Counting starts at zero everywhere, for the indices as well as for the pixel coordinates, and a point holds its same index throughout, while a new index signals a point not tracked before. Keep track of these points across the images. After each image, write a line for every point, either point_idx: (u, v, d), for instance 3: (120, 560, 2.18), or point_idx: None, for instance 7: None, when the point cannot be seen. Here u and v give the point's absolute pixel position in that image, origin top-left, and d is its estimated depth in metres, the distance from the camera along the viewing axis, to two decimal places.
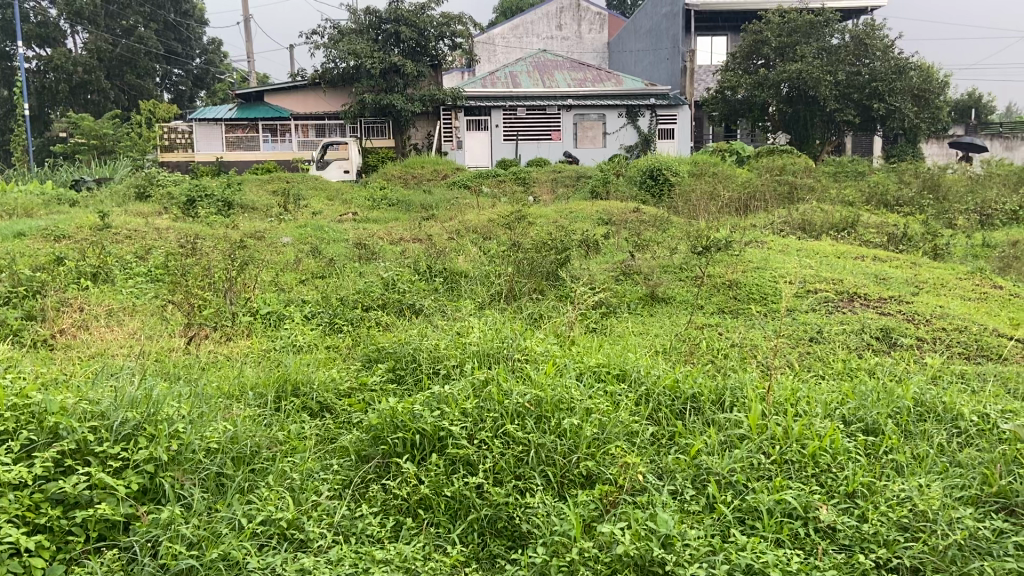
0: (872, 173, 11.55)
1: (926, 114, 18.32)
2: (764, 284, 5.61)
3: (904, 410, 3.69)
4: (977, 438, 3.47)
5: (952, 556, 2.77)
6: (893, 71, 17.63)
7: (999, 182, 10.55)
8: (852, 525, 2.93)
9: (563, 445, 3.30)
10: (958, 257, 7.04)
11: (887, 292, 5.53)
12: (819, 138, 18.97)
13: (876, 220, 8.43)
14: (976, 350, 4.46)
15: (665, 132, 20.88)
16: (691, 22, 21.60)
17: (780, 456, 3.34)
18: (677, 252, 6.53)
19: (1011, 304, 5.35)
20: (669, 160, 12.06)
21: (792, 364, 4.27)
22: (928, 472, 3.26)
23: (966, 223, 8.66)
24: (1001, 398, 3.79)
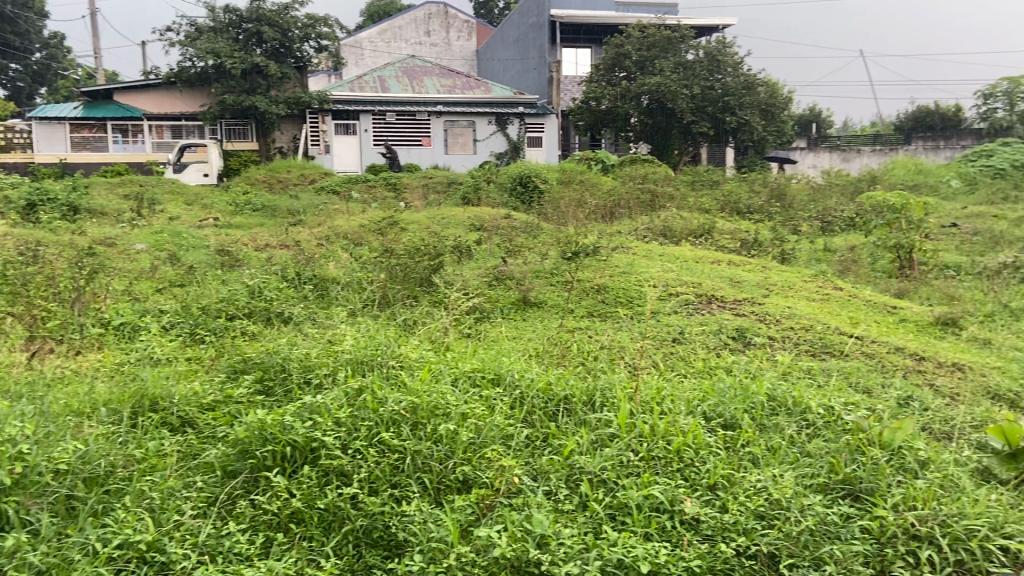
0: (726, 182, 12.23)
1: (772, 128, 19.62)
2: (630, 288, 5.82)
3: (759, 405, 3.93)
4: (824, 429, 3.74)
5: (805, 542, 2.99)
6: (743, 86, 18.82)
7: (837, 191, 11.44)
8: (714, 515, 3.09)
9: (439, 451, 3.29)
10: (803, 260, 7.59)
11: (741, 294, 5.89)
12: (677, 148, 19.78)
13: (730, 226, 8.92)
14: (820, 347, 4.81)
15: (533, 140, 21.32)
16: (557, 34, 22.17)
17: (648, 452, 3.48)
18: (547, 258, 6.63)
19: (851, 304, 5.82)
20: (539, 167, 12.29)
21: (657, 364, 4.45)
22: (781, 463, 3.49)
23: (809, 230, 9.33)
24: (844, 392, 4.11)
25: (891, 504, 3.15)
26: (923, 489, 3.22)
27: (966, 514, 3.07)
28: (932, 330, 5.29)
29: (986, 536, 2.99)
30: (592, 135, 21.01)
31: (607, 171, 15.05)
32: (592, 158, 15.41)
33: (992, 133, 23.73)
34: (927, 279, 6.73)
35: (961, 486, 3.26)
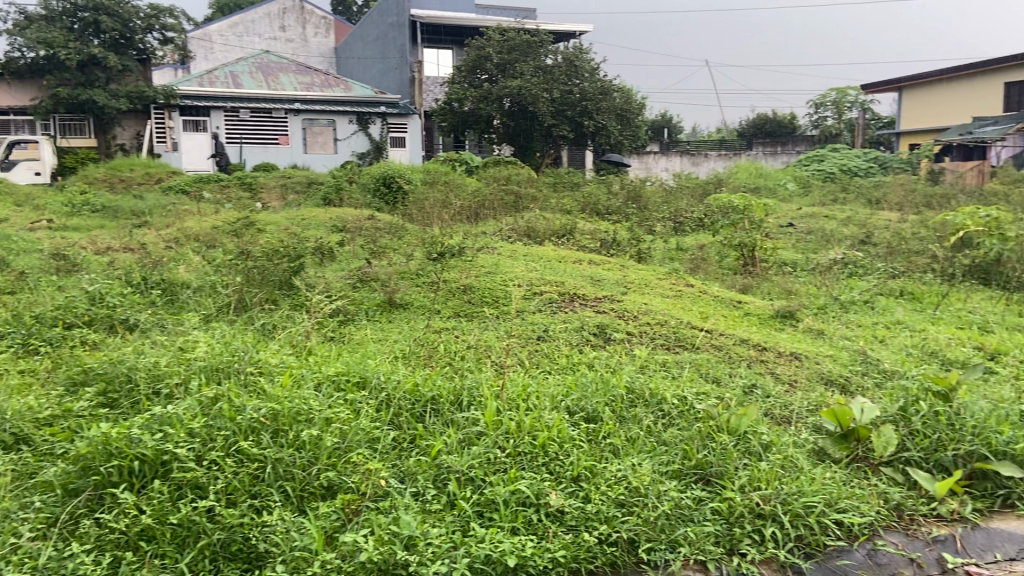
0: (586, 184, 12.61)
1: (627, 132, 20.42)
2: (496, 288, 5.89)
3: (619, 398, 4.09)
4: (678, 418, 3.94)
5: (661, 526, 3.16)
6: (599, 92, 19.50)
7: (688, 194, 12.05)
8: (577, 506, 3.19)
9: (302, 458, 3.21)
10: (658, 259, 7.97)
11: (601, 292, 6.09)
12: (539, 150, 20.14)
13: (590, 227, 9.17)
14: (674, 341, 5.06)
15: (396, 140, 21.16)
16: (417, 34, 22.06)
17: (514, 448, 3.54)
18: (411, 259, 6.58)
19: (701, 300, 6.16)
20: (401, 168, 12.20)
21: (523, 362, 4.53)
22: (639, 452, 3.65)
23: (663, 230, 9.78)
24: (695, 382, 4.36)
25: (739, 486, 3.37)
26: (766, 470, 3.46)
27: (804, 492, 3.33)
28: (773, 322, 5.69)
29: (822, 511, 3.26)
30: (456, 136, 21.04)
31: (470, 172, 15.15)
32: (455, 159, 15.46)
33: (823, 141, 26.15)
34: (768, 275, 7.21)
35: (800, 466, 3.53)
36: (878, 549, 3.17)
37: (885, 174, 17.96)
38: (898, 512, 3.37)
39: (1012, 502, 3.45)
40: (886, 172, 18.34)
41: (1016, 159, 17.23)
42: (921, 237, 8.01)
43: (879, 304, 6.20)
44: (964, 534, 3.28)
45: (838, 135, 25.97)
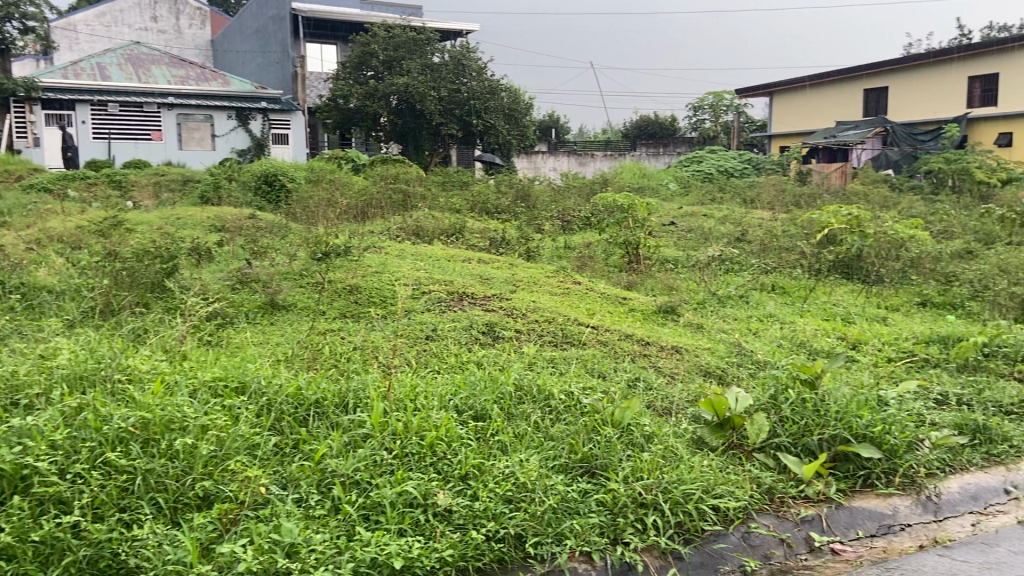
0: (474, 183, 12.63)
1: (516, 131, 20.63)
2: (383, 288, 5.81)
3: (508, 395, 4.12)
4: (565, 413, 4.01)
5: (548, 519, 3.20)
6: (487, 91, 19.58)
7: (575, 193, 12.25)
8: (465, 504, 3.19)
9: (176, 468, 3.06)
10: (546, 257, 8.07)
11: (489, 291, 6.10)
12: (427, 149, 20.00)
13: (479, 226, 9.18)
14: (561, 338, 5.13)
15: (278, 137, 20.65)
16: (299, 28, 21.54)
17: (401, 449, 3.50)
18: (295, 259, 6.40)
19: (588, 297, 6.28)
20: (284, 165, 11.84)
21: (410, 362, 4.47)
22: (527, 448, 3.68)
23: (551, 229, 9.93)
24: (582, 377, 4.44)
25: (622, 477, 3.45)
26: (648, 461, 3.56)
27: (683, 480, 3.45)
28: (656, 317, 5.88)
29: (700, 497, 3.39)
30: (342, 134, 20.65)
31: (357, 171, 14.88)
32: (342, 157, 15.17)
33: (701, 143, 27.20)
34: (651, 272, 7.44)
35: (679, 455, 3.65)
36: (752, 531, 3.32)
37: (758, 175, 18.92)
38: (770, 495, 3.54)
39: (871, 481, 3.69)
40: (760, 173, 19.32)
41: (873, 162, 18.58)
42: (791, 235, 8.46)
43: (753, 299, 6.50)
44: (829, 513, 3.49)
45: (715, 138, 27.07)
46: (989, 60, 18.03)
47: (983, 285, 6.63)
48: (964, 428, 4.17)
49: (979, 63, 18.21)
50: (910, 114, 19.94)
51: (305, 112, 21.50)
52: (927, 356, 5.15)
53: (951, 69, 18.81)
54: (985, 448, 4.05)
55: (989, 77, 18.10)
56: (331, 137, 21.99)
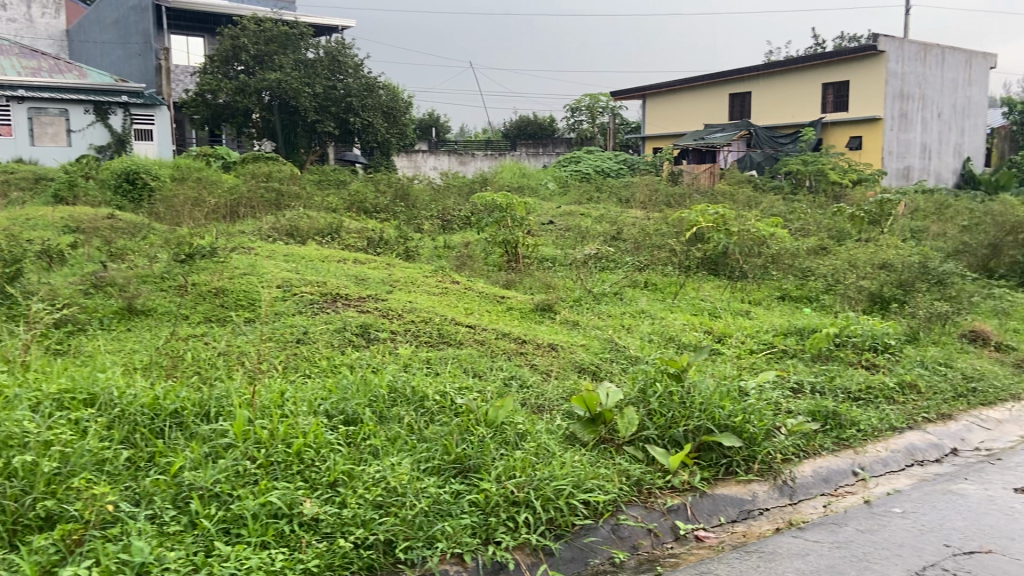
0: (352, 182, 12.39)
1: (394, 130, 20.42)
2: (252, 290, 5.60)
3: (381, 397, 4.04)
4: (439, 414, 3.96)
5: (419, 523, 3.14)
6: (364, 88, 19.29)
7: (454, 192, 12.22)
8: (333, 512, 3.10)
9: (13, 488, 2.83)
10: (426, 257, 8.02)
11: (366, 292, 5.99)
12: (303, 147, 19.50)
13: (357, 225, 9.02)
14: (437, 338, 5.09)
15: (142, 132, 19.55)
16: (163, 18, 20.66)
17: (266, 458, 3.36)
18: (156, 260, 6.08)
19: (466, 297, 6.27)
20: (147, 162, 11.26)
21: (278, 367, 4.31)
22: (399, 451, 3.61)
23: (431, 228, 9.89)
24: (457, 377, 4.41)
25: (495, 476, 3.43)
26: (520, 459, 3.56)
27: (555, 476, 3.47)
28: (533, 315, 5.93)
29: (570, 493, 3.42)
30: (211, 131, 19.82)
31: (228, 169, 14.33)
32: (211, 155, 14.60)
33: (580, 143, 27.61)
34: (529, 270, 7.52)
35: (551, 452, 3.68)
36: (621, 523, 3.39)
37: (632, 175, 19.51)
38: (639, 487, 3.63)
39: (733, 468, 3.85)
40: (634, 172, 19.95)
41: (738, 162, 19.55)
42: (662, 233, 8.74)
43: (626, 295, 6.68)
44: (694, 502, 3.61)
45: (592, 138, 27.57)
46: (840, 68, 19.22)
47: (835, 279, 7.07)
48: (817, 415, 4.42)
49: (832, 71, 19.38)
50: (773, 118, 21.00)
51: (171, 106, 20.55)
52: (785, 347, 5.44)
53: (808, 76, 19.93)
54: (836, 433, 4.31)
55: (841, 84, 19.29)
56: (200, 133, 21.11)
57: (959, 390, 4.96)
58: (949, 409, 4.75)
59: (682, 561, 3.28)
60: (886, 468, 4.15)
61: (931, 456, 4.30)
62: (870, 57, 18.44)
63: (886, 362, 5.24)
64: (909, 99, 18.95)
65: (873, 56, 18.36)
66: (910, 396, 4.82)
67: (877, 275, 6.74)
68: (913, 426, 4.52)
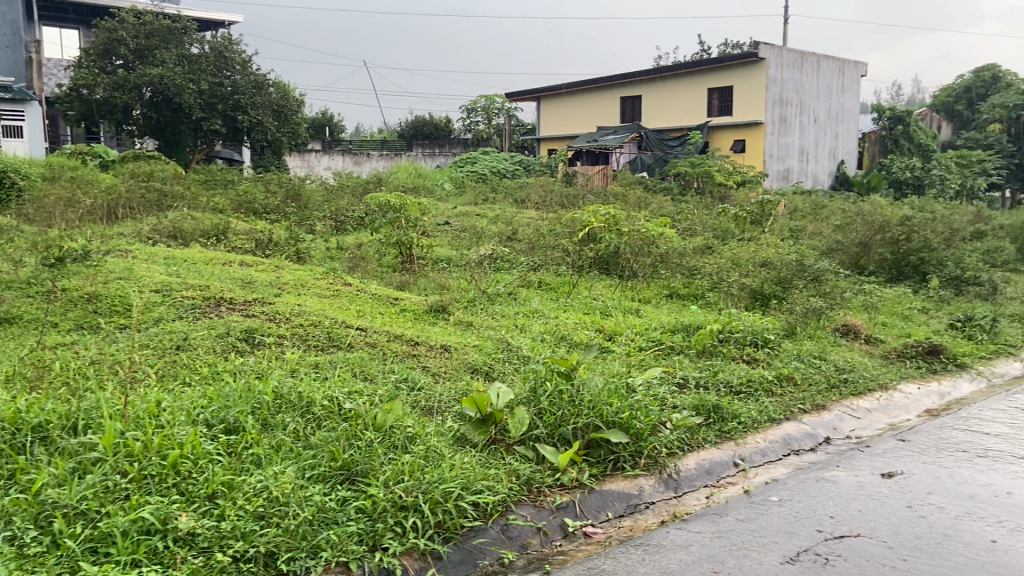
0: (240, 182, 12.01)
1: (286, 129, 19.78)
2: (128, 295, 5.33)
3: (266, 404, 3.90)
4: (326, 420, 3.86)
5: (303, 533, 3.03)
6: (253, 86, 18.77)
7: (348, 193, 12.01)
8: (211, 526, 2.96)
9: None
10: (317, 259, 7.85)
11: (251, 295, 5.80)
12: (189, 146, 18.84)
13: (244, 227, 8.75)
14: (327, 341, 4.98)
15: (9, 129, 18.31)
16: (32, 9, 19.80)
17: (139, 472, 3.18)
18: (21, 265, 5.71)
19: (358, 298, 6.17)
20: (15, 161, 10.58)
21: (154, 376, 4.11)
22: (283, 459, 3.49)
23: (323, 229, 9.72)
24: (346, 381, 4.32)
25: (382, 481, 3.35)
26: (409, 463, 3.50)
27: (444, 478, 3.44)
28: (426, 317, 5.88)
29: (459, 495, 3.40)
30: (88, 127, 18.80)
31: (105, 168, 13.61)
32: (87, 153, 13.89)
33: (476, 144, 27.84)
34: (423, 271, 7.47)
35: (441, 454, 3.64)
36: (510, 523, 3.39)
37: (529, 176, 19.70)
38: (528, 486, 3.64)
39: (621, 464, 3.92)
40: (530, 173, 20.19)
41: (630, 165, 19.87)
42: (556, 233, 8.86)
43: (520, 295, 6.72)
44: (583, 499, 3.65)
45: (488, 140, 27.79)
46: (724, 75, 19.99)
47: (719, 278, 7.34)
48: (701, 409, 4.57)
49: (717, 77, 20.16)
50: (663, 122, 21.64)
51: (42, 102, 19.39)
52: (673, 344, 5.59)
53: (695, 81, 20.65)
54: (719, 426, 4.46)
55: (725, 90, 20.09)
56: (76, 131, 20.00)
57: (832, 381, 5.23)
58: (823, 400, 4.99)
59: (570, 558, 3.30)
60: (766, 458, 4.33)
61: (806, 446, 4.51)
62: (752, 63, 19.28)
63: (765, 356, 5.47)
64: (788, 105, 19.91)
65: (754, 63, 19.19)
66: (787, 388, 5.05)
67: (758, 273, 7.04)
68: (790, 417, 4.73)
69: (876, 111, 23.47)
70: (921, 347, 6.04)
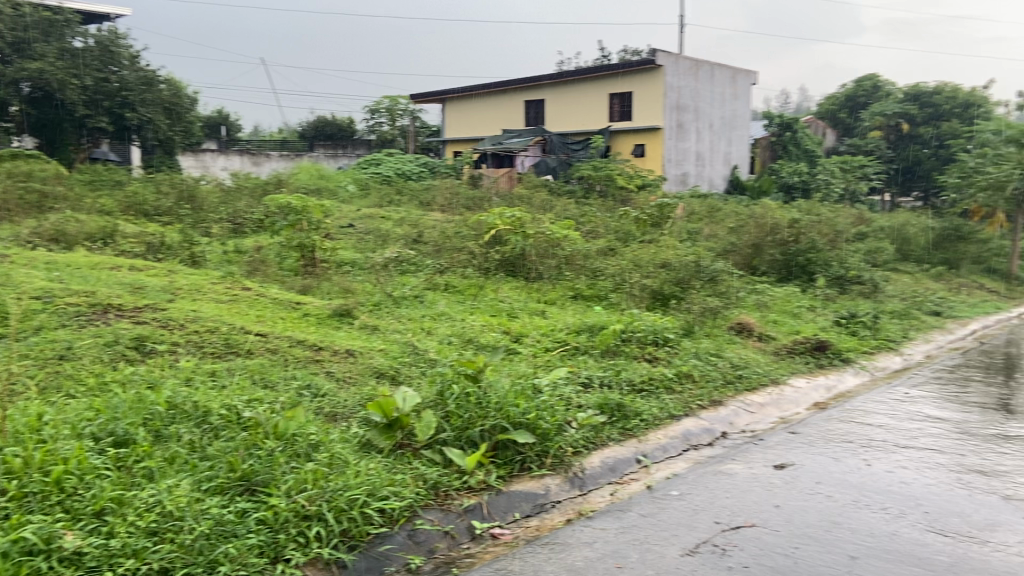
0: (129, 182, 11.47)
1: (178, 127, 19.34)
2: (7, 303, 5.00)
3: (158, 415, 3.74)
4: (224, 429, 3.72)
5: (200, 547, 2.90)
6: (143, 82, 18.00)
7: (246, 194, 11.66)
8: (100, 543, 2.80)
9: None
10: (213, 262, 7.58)
11: (143, 301, 5.54)
12: (72, 144, 17.83)
13: (134, 229, 8.36)
14: (224, 348, 4.81)
15: None
16: None
17: (19, 490, 2.98)
18: None
19: (257, 303, 5.98)
20: None
21: (35, 389, 3.86)
22: (178, 472, 3.34)
23: (219, 232, 9.44)
24: (245, 390, 4.18)
25: (284, 491, 3.25)
26: (312, 471, 3.41)
27: (348, 486, 3.37)
28: (329, 321, 5.77)
29: (365, 502, 3.34)
30: None
31: None
32: None
33: (379, 146, 27.60)
34: (325, 274, 7.34)
35: (345, 461, 3.57)
36: (417, 528, 3.36)
37: (434, 178, 19.61)
38: (435, 490, 3.62)
39: (527, 464, 3.96)
40: (435, 176, 20.12)
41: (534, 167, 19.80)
42: (462, 235, 8.85)
43: (425, 298, 6.68)
44: (489, 500, 3.66)
45: (392, 142, 27.57)
46: (624, 81, 20.48)
47: (621, 279, 7.51)
48: (605, 407, 4.66)
49: (618, 83, 20.62)
50: (566, 126, 21.99)
51: None
52: (577, 344, 5.68)
53: (597, 86, 21.07)
54: (622, 424, 4.56)
55: (625, 95, 20.56)
56: None
57: (729, 378, 5.44)
58: (720, 396, 5.18)
59: (478, 560, 3.30)
60: (667, 454, 4.45)
61: (705, 441, 4.67)
62: (651, 70, 19.82)
63: (666, 355, 5.63)
64: (684, 111, 20.60)
65: (651, 70, 19.75)
66: (687, 385, 5.21)
67: (659, 273, 7.25)
68: (689, 413, 4.89)
69: (767, 118, 24.55)
70: (810, 344, 6.36)
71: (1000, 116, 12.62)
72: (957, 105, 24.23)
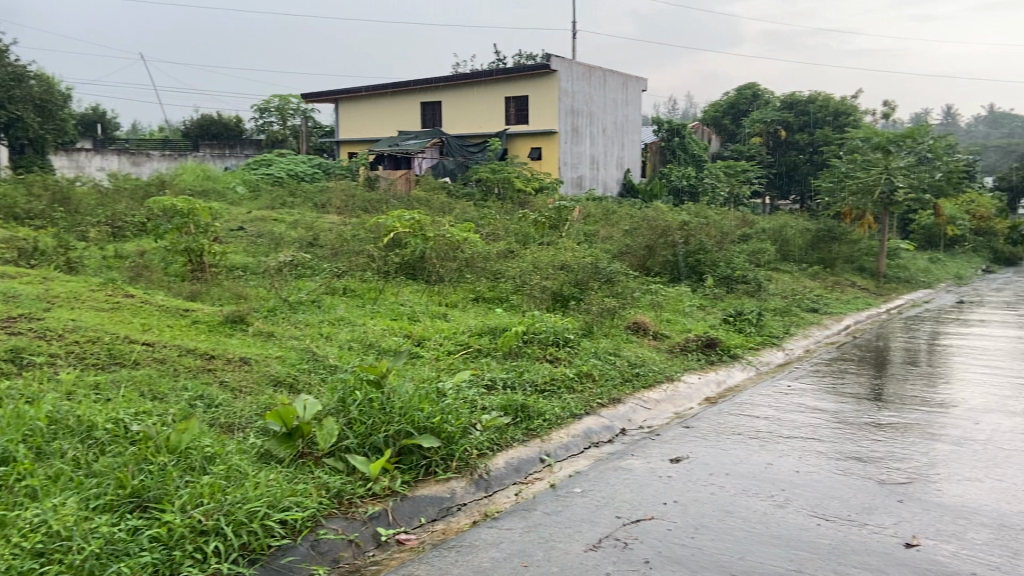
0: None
1: (49, 125, 18.14)
2: None
3: (38, 431, 3.52)
4: (112, 444, 3.53)
5: (90, 568, 2.73)
6: (9, 77, 16.81)
7: (127, 196, 11.08)
8: None
9: None
10: (93, 268, 7.17)
11: (15, 310, 5.17)
12: None
13: (4, 234, 7.80)
14: (109, 359, 4.56)
15: None
16: None
17: None
18: None
19: (142, 311, 5.70)
20: None
21: None
22: (63, 490, 3.14)
23: (99, 236, 8.95)
24: (134, 402, 3.97)
25: (179, 506, 3.10)
26: (208, 484, 3.27)
27: (248, 498, 3.26)
28: (222, 329, 5.56)
29: (266, 514, 3.24)
30: None
31: None
32: None
33: (270, 146, 26.73)
34: (216, 280, 7.07)
35: (244, 473, 3.46)
36: (320, 538, 3.28)
37: (328, 180, 19.20)
38: (339, 498, 3.56)
39: (432, 468, 3.95)
40: (328, 177, 19.70)
41: (432, 170, 20.19)
42: (360, 238, 8.72)
43: (323, 303, 6.55)
44: (395, 506, 3.63)
45: (283, 141, 26.74)
46: (518, 84, 20.72)
47: (521, 280, 7.59)
48: (508, 409, 4.71)
49: (512, 86, 20.84)
50: (462, 128, 22.05)
51: None
52: (479, 346, 5.72)
53: (491, 88, 21.21)
54: (525, 424, 4.62)
55: (522, 99, 20.79)
56: None
57: (626, 376, 5.61)
58: (618, 394, 5.33)
59: (383, 567, 3.26)
60: (568, 452, 4.55)
61: (604, 438, 4.81)
62: (544, 74, 20.15)
63: (566, 355, 5.75)
64: (578, 115, 21.02)
65: (545, 74, 20.08)
66: (587, 385, 5.33)
67: (557, 275, 7.39)
68: (590, 411, 5.01)
69: (656, 123, 25.35)
70: (701, 341, 6.63)
71: (868, 125, 13.53)
72: (829, 114, 25.71)
